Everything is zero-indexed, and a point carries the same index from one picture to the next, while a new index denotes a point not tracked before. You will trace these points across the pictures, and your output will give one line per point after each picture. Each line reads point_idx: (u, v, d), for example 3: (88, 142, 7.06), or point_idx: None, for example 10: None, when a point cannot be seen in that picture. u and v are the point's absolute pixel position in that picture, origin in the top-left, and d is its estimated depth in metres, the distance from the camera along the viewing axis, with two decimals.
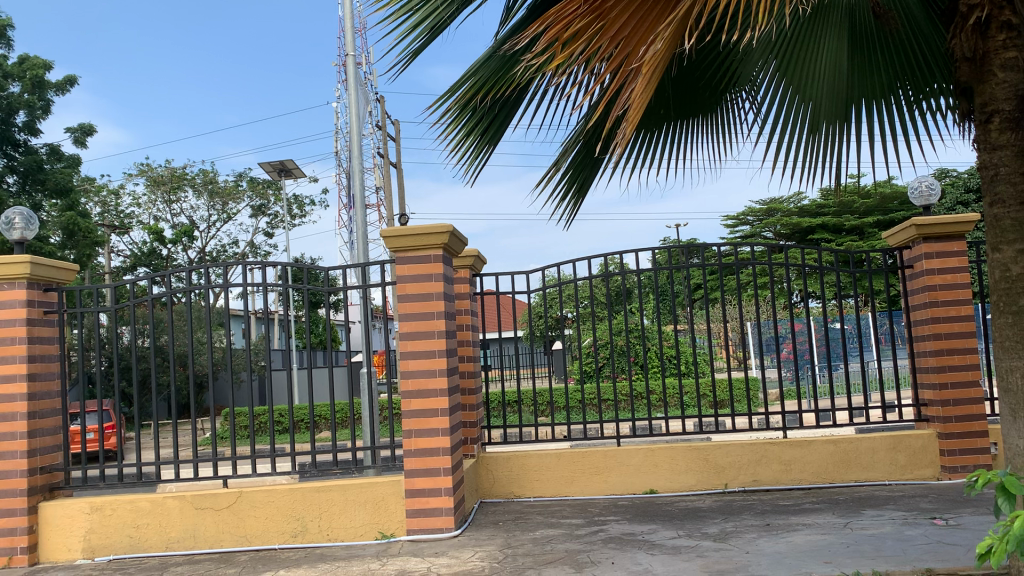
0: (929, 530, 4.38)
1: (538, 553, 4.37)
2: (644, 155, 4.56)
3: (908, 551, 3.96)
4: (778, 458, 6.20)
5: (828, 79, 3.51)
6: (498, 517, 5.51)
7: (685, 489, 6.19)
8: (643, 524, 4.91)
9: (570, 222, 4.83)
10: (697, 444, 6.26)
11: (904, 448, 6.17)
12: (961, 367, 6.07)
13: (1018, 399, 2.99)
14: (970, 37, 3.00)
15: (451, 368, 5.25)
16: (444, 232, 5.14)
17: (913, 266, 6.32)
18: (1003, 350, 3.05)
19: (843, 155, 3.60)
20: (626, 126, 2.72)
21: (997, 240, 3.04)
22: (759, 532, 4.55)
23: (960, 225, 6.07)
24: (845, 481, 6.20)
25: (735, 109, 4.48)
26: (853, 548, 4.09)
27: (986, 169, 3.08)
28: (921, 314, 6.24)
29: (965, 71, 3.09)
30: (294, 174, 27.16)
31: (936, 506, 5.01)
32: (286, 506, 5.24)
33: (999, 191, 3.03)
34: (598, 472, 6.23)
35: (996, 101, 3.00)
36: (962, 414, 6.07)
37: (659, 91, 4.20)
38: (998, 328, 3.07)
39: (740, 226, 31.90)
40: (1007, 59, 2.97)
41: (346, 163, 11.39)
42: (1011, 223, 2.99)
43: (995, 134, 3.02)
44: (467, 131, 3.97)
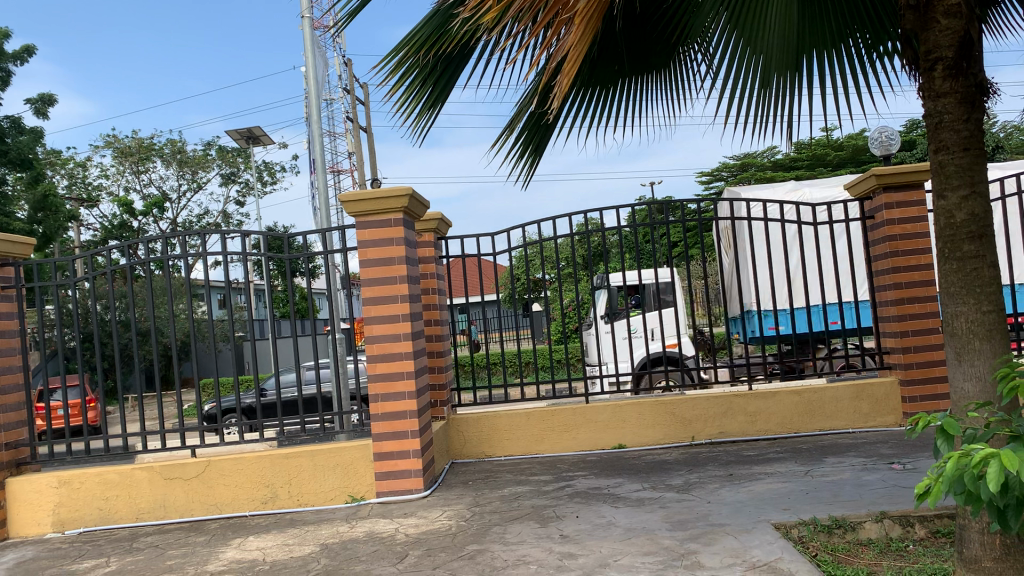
0: (886, 475, 4.48)
1: (504, 510, 4.43)
2: (598, 113, 4.56)
3: (864, 496, 4.05)
4: (744, 410, 6.29)
5: (779, 32, 3.49)
6: (468, 476, 5.56)
7: (652, 444, 6.28)
8: (609, 478, 4.99)
9: (527, 182, 4.83)
10: (665, 399, 6.34)
11: (866, 396, 6.29)
12: (921, 315, 6.16)
13: (963, 342, 3.04)
14: None
15: (416, 332, 5.25)
16: (404, 195, 5.10)
17: (874, 217, 6.38)
18: (948, 297, 3.08)
19: (795, 108, 3.62)
20: (564, 77, 2.70)
21: (941, 186, 3.06)
22: (722, 482, 4.63)
23: (919, 174, 6.11)
24: (810, 430, 6.30)
25: (687, 67, 4.47)
26: (811, 495, 4.18)
27: (930, 117, 3.09)
28: (882, 264, 6.31)
29: (909, 19, 3.10)
30: (263, 141, 26.83)
31: (895, 451, 5.13)
32: (254, 472, 5.25)
33: (943, 138, 3.05)
34: (566, 429, 6.28)
35: (940, 48, 3.01)
36: (923, 361, 6.17)
37: (609, 44, 4.16)
38: (943, 275, 3.09)
39: (714, 182, 31.96)
40: (949, 5, 2.98)
41: (309, 129, 11.23)
42: (955, 169, 3.02)
43: (938, 82, 3.04)
44: (414, 91, 3.93)
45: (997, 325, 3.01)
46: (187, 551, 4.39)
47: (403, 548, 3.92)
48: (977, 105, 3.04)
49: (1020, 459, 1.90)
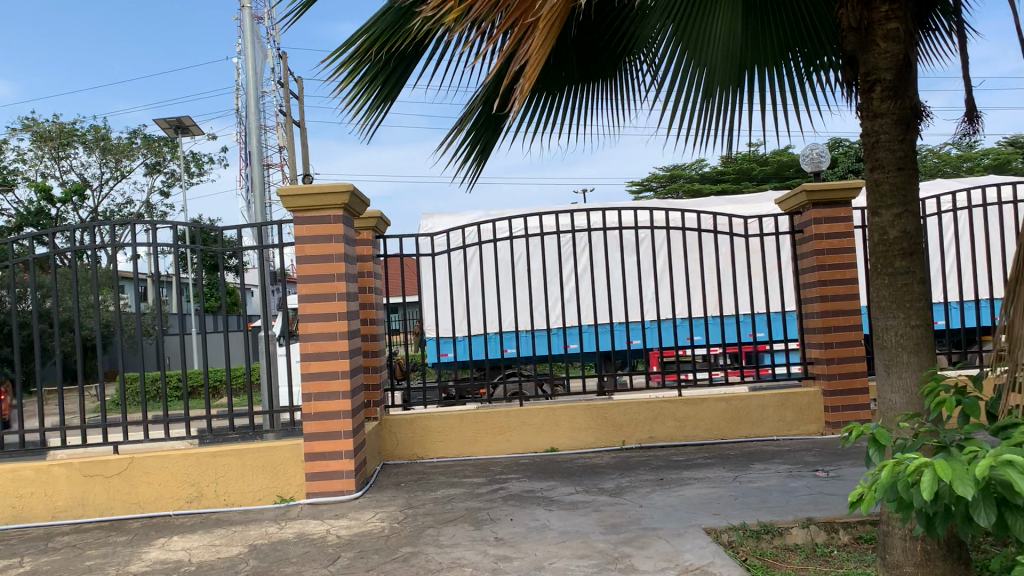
0: (810, 481, 4.61)
1: (437, 512, 4.40)
2: (544, 119, 4.60)
3: (791, 502, 4.16)
4: (673, 416, 6.40)
5: (723, 44, 3.58)
6: (401, 478, 5.51)
7: (584, 447, 6.33)
8: (542, 481, 5.01)
9: (471, 185, 4.83)
10: (598, 403, 6.39)
11: (791, 405, 6.46)
12: (845, 328, 6.36)
13: (892, 354, 3.15)
14: (855, 7, 3.12)
15: (351, 331, 5.19)
16: (345, 191, 5.04)
17: (803, 231, 6.56)
18: (880, 311, 3.19)
19: (736, 123, 3.73)
20: (525, 83, 2.66)
21: (876, 204, 3.17)
22: (653, 486, 4.70)
23: (846, 192, 6.32)
24: (738, 436, 6.45)
25: (633, 75, 4.58)
26: (740, 500, 4.28)
27: (867, 136, 3.20)
28: (810, 277, 6.49)
29: (850, 40, 3.21)
30: (191, 131, 26.17)
31: (818, 459, 5.28)
32: (179, 471, 5.11)
33: (879, 156, 3.15)
34: (500, 431, 6.29)
35: (878, 70, 3.13)
36: (845, 372, 6.37)
37: (561, 51, 4.19)
38: (876, 289, 3.19)
39: (645, 192, 32.46)
40: (888, 30, 3.10)
41: (244, 120, 10.98)
42: (890, 187, 3.13)
43: (876, 102, 3.14)
44: (365, 87, 3.89)
45: (924, 339, 3.13)
46: (107, 551, 4.24)
47: (335, 550, 3.86)
48: (911, 127, 3.16)
49: (953, 467, 1.98)
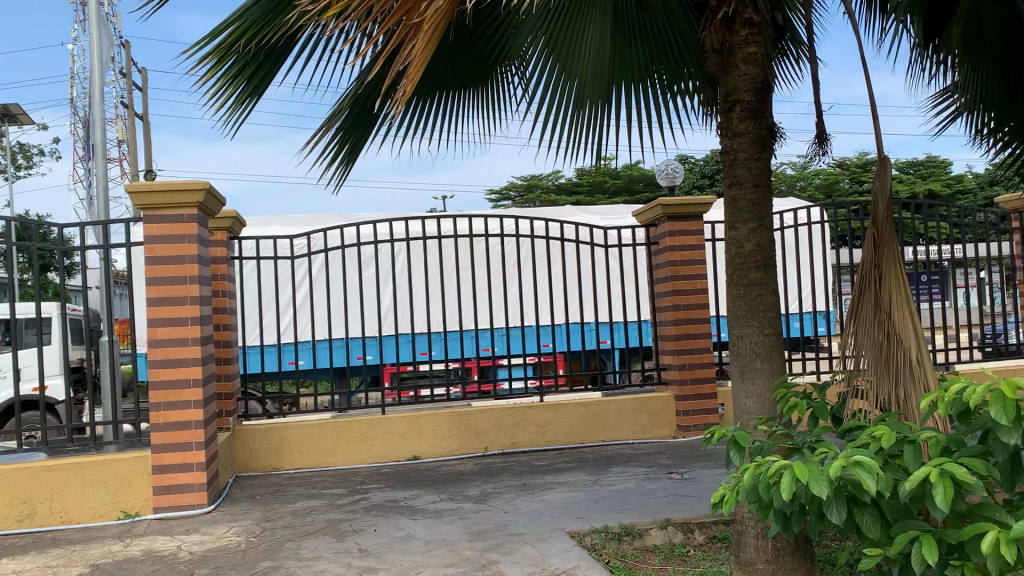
0: (666, 483, 4.78)
1: (297, 525, 4.26)
2: (414, 123, 4.56)
3: (649, 504, 4.30)
4: (534, 421, 6.48)
5: (592, 56, 3.72)
6: (256, 490, 5.30)
7: (445, 455, 6.30)
8: (405, 490, 4.95)
9: (337, 187, 4.73)
10: (460, 410, 6.39)
11: (645, 409, 6.69)
12: (696, 335, 6.65)
13: (747, 360, 3.31)
14: (719, 30, 3.28)
15: (205, 337, 4.95)
16: (201, 189, 4.82)
17: (658, 242, 6.82)
18: (736, 319, 3.35)
19: (602, 135, 3.85)
20: (406, 83, 2.60)
21: (733, 219, 3.33)
22: (517, 492, 4.74)
23: (698, 206, 6.62)
24: (596, 440, 6.61)
25: (504, 81, 4.64)
26: (600, 503, 4.38)
27: (726, 154, 3.36)
28: (664, 286, 6.75)
29: (713, 61, 3.36)
30: (20, 121, 24.28)
31: (672, 461, 5.49)
32: (8, 488, 4.70)
33: (738, 174, 3.32)
34: (361, 440, 6.17)
35: (738, 91, 3.29)
36: (696, 377, 6.66)
37: (435, 56, 4.17)
38: (732, 299, 3.35)
39: (502, 201, 32.83)
40: (747, 54, 3.27)
41: (86, 110, 10.29)
42: (747, 204, 3.30)
43: (736, 121, 3.31)
44: (230, 79, 3.74)
45: (775, 346, 3.31)
46: None
47: (188, 568, 3.66)
48: (766, 147, 3.34)
49: (810, 469, 2.09)
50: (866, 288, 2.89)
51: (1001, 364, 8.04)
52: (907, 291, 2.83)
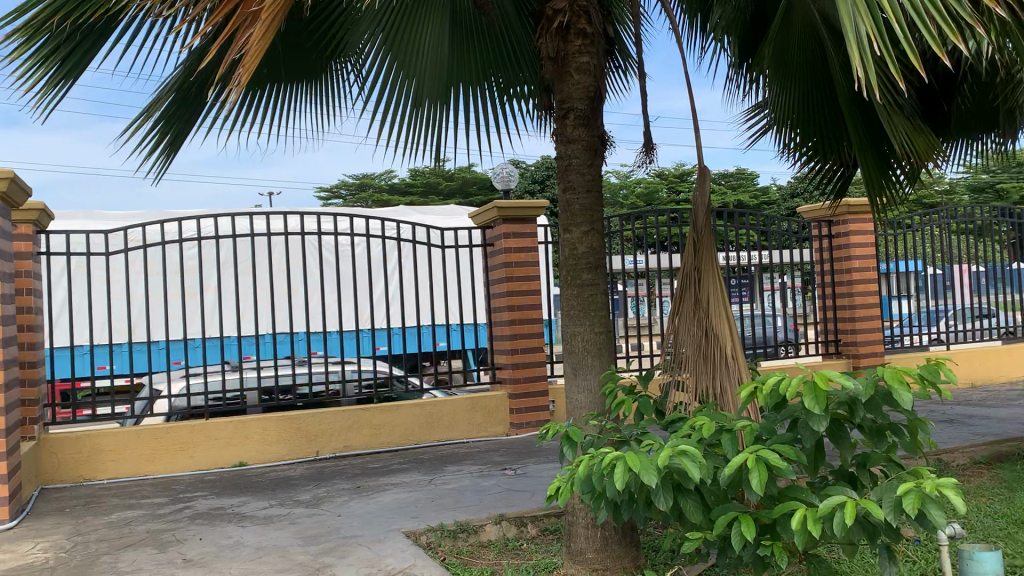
0: (500, 480, 4.87)
1: (114, 537, 4.00)
2: (245, 114, 4.40)
3: (484, 500, 4.37)
4: (368, 423, 6.41)
5: (431, 57, 3.78)
6: (65, 503, 4.93)
7: (275, 460, 6.12)
8: (232, 497, 4.76)
9: (158, 179, 4.47)
10: (291, 414, 6.22)
11: (480, 408, 6.77)
12: (529, 335, 6.81)
13: (579, 358, 3.42)
14: (554, 38, 3.38)
15: (8, 338, 4.56)
16: (5, 178, 4.44)
17: (493, 244, 6.93)
18: (569, 318, 3.46)
19: (440, 136, 3.92)
20: (242, 72, 2.47)
21: (567, 223, 3.44)
22: (351, 494, 4.68)
23: (532, 209, 6.79)
24: (429, 441, 6.62)
25: (339, 75, 4.57)
26: (435, 502, 4.40)
27: (561, 159, 3.47)
28: (498, 287, 6.87)
29: (548, 69, 3.46)
30: None
31: (505, 459, 5.60)
32: None
33: (572, 179, 3.43)
34: (183, 447, 5.88)
35: (573, 99, 3.40)
36: (528, 376, 6.81)
37: (268, 47, 4.04)
38: (565, 299, 3.46)
39: (333, 200, 32.16)
40: (581, 63, 3.39)
41: None
42: (580, 208, 3.42)
43: (570, 128, 3.41)
44: (41, 59, 3.45)
45: (605, 344, 3.44)
46: None
47: None
48: (598, 154, 3.48)
49: (641, 458, 2.19)
50: (686, 289, 3.08)
51: (802, 360, 8.73)
52: (723, 294, 3.04)
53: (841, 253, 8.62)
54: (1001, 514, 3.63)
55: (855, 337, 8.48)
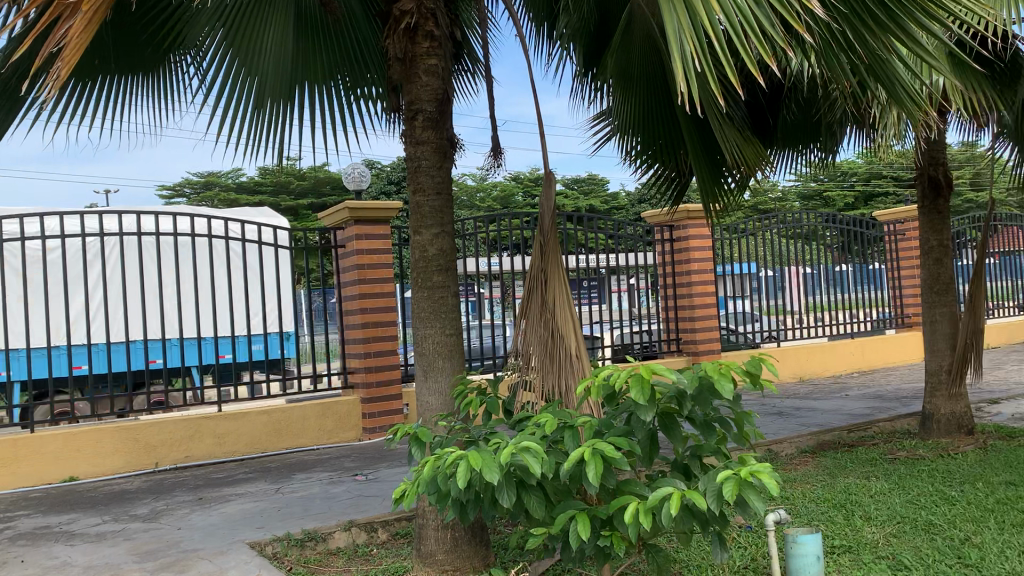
0: (350, 486, 4.80)
1: None
2: (73, 108, 4.13)
3: (333, 507, 4.29)
4: (211, 432, 6.16)
5: (274, 55, 3.75)
6: None
7: (110, 473, 5.77)
8: (59, 515, 4.45)
9: None
10: (127, 424, 5.88)
11: (331, 414, 6.64)
12: (381, 339, 6.74)
13: (430, 361, 3.40)
14: (401, 39, 3.37)
15: None
16: None
17: (344, 246, 6.83)
18: (420, 320, 3.44)
19: (285, 134, 3.90)
20: (60, 67, 2.25)
21: (417, 225, 3.43)
22: (192, 507, 4.48)
23: (384, 211, 6.74)
24: (277, 448, 6.43)
25: (177, 70, 4.37)
26: (283, 511, 4.28)
27: (410, 161, 3.45)
28: (350, 290, 6.76)
29: (396, 70, 3.44)
30: None
31: (356, 464, 5.52)
32: None
33: (421, 181, 3.43)
34: (4, 463, 5.45)
35: (421, 101, 3.40)
36: (381, 380, 6.74)
37: (96, 36, 3.81)
38: (416, 300, 3.44)
39: (177, 198, 30.68)
40: (429, 65, 3.40)
41: None
42: (430, 210, 3.41)
43: (419, 130, 3.41)
44: None
45: (456, 346, 3.45)
46: None
47: None
48: (447, 157, 3.49)
49: (484, 457, 2.23)
50: (533, 289, 3.14)
51: (647, 358, 9.07)
52: (568, 294, 3.13)
53: (681, 256, 9.03)
54: (823, 498, 3.91)
55: (695, 335, 8.90)
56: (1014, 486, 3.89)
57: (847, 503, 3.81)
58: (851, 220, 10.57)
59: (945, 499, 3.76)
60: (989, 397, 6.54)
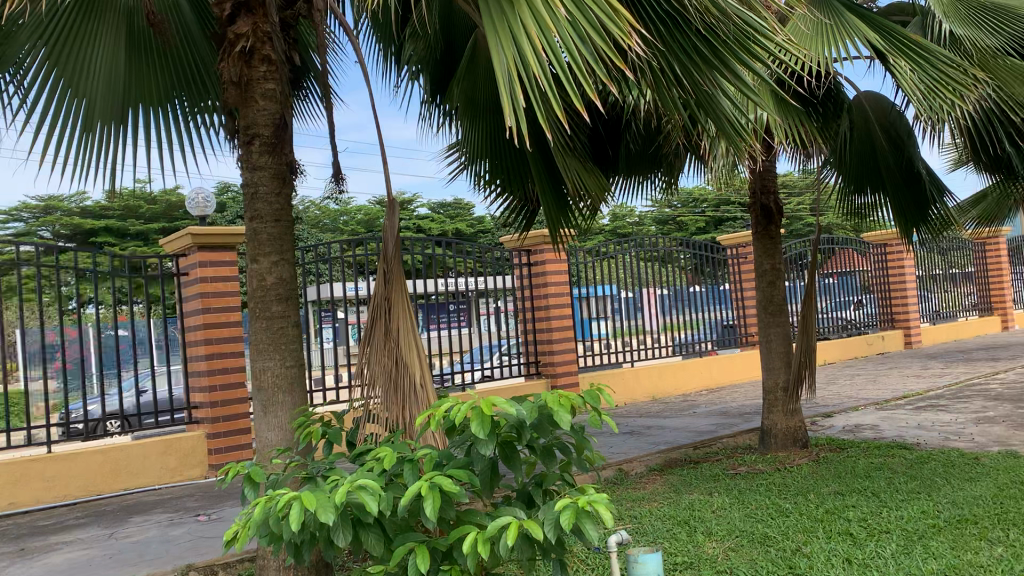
0: (191, 528, 4.56)
1: None
2: None
3: (169, 552, 4.06)
4: (39, 476, 5.72)
5: (104, 73, 3.62)
6: None
7: None
8: None
9: None
10: None
11: (174, 451, 6.32)
12: (229, 370, 6.48)
13: (269, 394, 3.28)
14: (236, 62, 3.27)
15: None
16: None
17: (187, 274, 6.55)
18: (258, 352, 3.30)
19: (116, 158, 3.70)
20: None
21: (255, 252, 3.30)
22: (10, 559, 4.13)
23: (230, 237, 6.52)
24: (114, 490, 6.05)
25: None
26: (114, 559, 4.01)
27: (247, 188, 3.35)
28: (194, 320, 6.48)
29: (231, 94, 3.33)
30: None
31: (201, 504, 5.26)
32: None
33: (258, 208, 3.32)
34: None
35: (257, 126, 3.34)
36: (228, 414, 6.47)
37: None
38: (255, 331, 3.31)
39: (12, 223, 28.65)
40: (266, 90, 3.34)
41: None
42: (267, 237, 3.30)
43: (256, 155, 3.34)
44: None
45: (296, 378, 3.35)
46: None
47: None
48: (286, 183, 3.40)
49: (317, 497, 2.14)
50: (377, 319, 3.07)
51: (506, 381, 9.11)
52: (411, 323, 3.08)
53: (538, 280, 9.18)
54: (669, 516, 4.03)
55: (552, 358, 9.04)
56: (841, 496, 4.13)
57: (692, 520, 3.94)
58: (700, 246, 11.07)
59: (779, 511, 3.95)
60: (821, 411, 6.96)
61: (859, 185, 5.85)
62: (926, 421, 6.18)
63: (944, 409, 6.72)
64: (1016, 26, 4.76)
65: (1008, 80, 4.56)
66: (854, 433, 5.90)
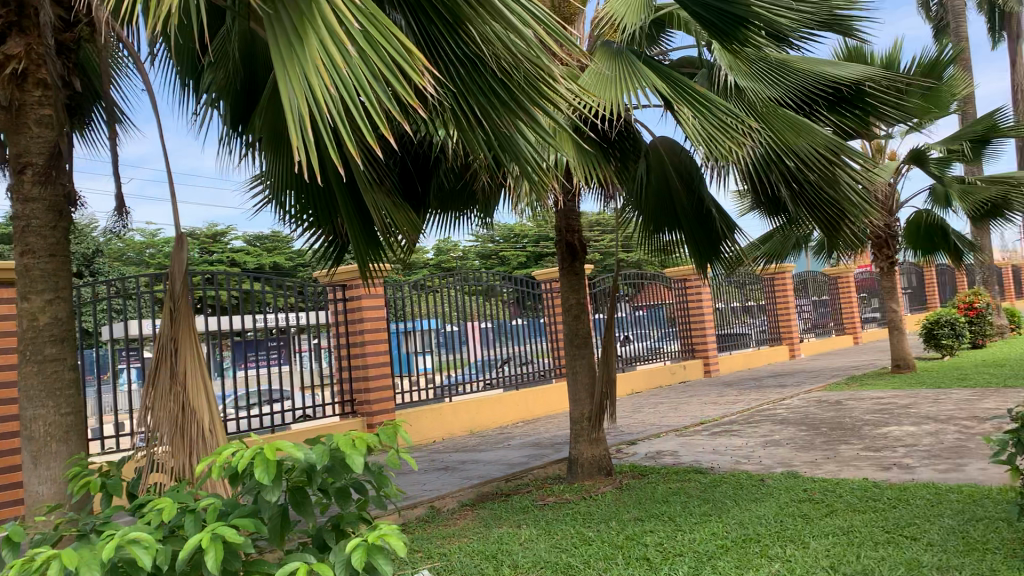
0: None
1: None
2: None
3: None
4: None
5: None
6: None
7: None
8: None
9: None
10: None
11: None
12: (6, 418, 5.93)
13: (40, 444, 3.03)
14: (6, 86, 3.12)
15: None
16: None
17: None
18: (28, 399, 3.05)
19: None
20: None
21: (26, 290, 3.07)
22: None
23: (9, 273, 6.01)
24: None
25: None
26: None
27: (18, 220, 3.13)
28: None
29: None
30: None
31: None
32: None
33: (30, 242, 3.09)
34: None
35: (30, 154, 3.15)
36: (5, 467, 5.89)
37: None
38: (24, 377, 3.05)
39: None
40: (41, 115, 3.19)
41: None
42: (39, 273, 3.08)
43: (28, 186, 3.14)
44: None
45: (73, 427, 3.13)
46: None
47: None
48: (63, 216, 3.22)
49: (81, 553, 1.99)
50: (162, 359, 2.93)
51: (320, 420, 8.88)
52: (199, 363, 2.98)
53: (353, 316, 9.07)
54: (476, 551, 4.04)
55: (368, 396, 8.94)
56: (640, 522, 4.31)
57: (499, 553, 3.97)
58: (520, 279, 11.36)
59: (583, 539, 4.06)
60: (627, 439, 7.27)
61: (657, 224, 6.21)
62: (720, 445, 6.59)
63: (735, 433, 7.21)
64: (791, 78, 5.33)
65: (783, 131, 5.00)
66: (655, 459, 6.20)
